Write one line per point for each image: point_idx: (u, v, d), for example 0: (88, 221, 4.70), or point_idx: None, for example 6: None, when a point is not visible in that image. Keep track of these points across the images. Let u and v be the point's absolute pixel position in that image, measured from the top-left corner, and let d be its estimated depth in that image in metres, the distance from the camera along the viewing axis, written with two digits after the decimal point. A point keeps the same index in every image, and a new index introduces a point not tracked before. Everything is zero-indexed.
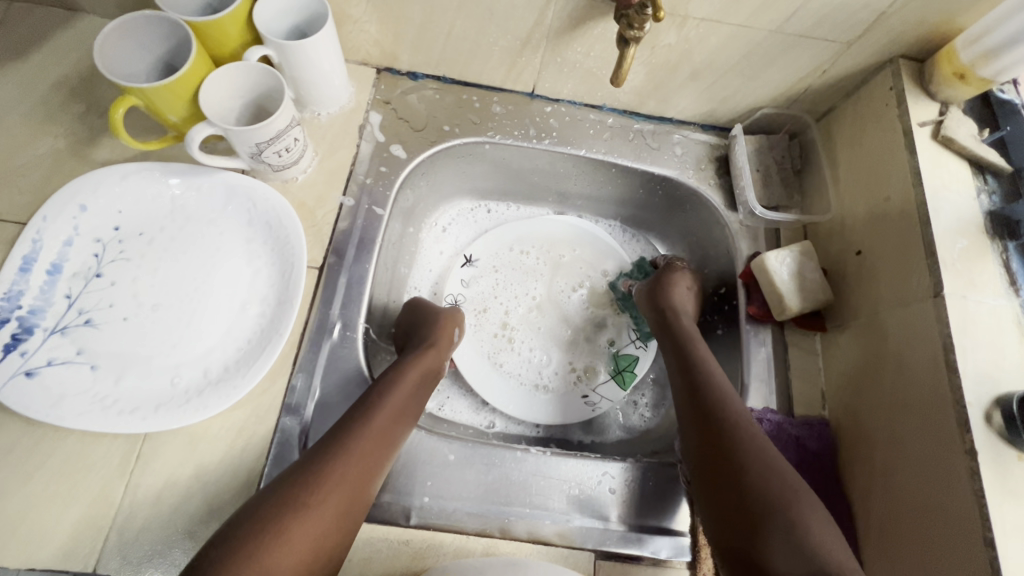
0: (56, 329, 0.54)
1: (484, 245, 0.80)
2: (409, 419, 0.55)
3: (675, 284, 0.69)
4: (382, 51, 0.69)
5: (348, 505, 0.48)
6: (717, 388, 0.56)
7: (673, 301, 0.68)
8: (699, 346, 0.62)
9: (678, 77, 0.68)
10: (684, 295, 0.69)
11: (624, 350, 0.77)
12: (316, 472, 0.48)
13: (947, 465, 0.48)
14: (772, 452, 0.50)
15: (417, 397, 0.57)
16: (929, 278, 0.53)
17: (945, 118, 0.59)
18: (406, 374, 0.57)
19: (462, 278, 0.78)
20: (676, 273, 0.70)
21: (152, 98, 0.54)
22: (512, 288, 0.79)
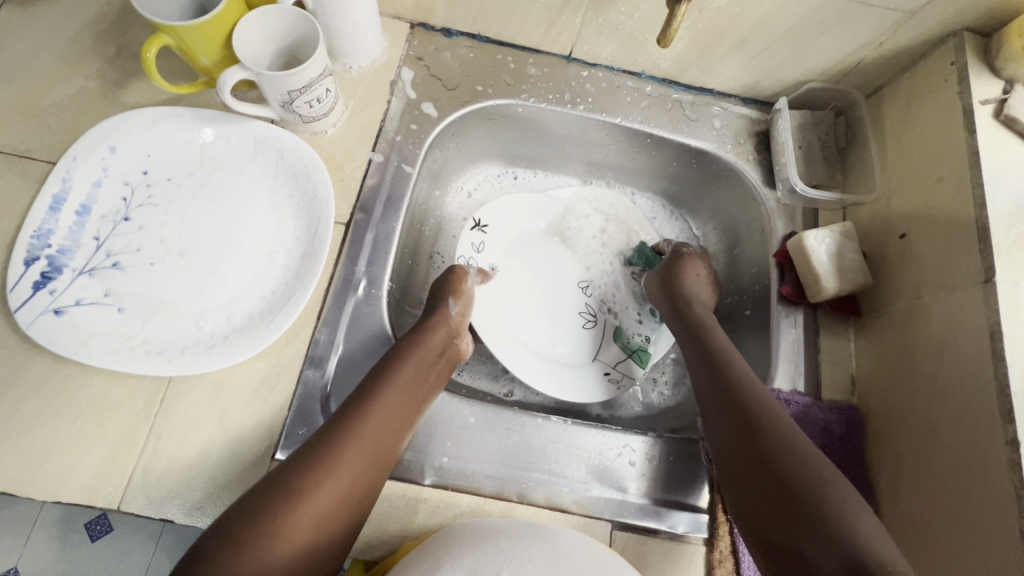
0: (84, 269, 0.54)
1: (495, 212, 0.75)
2: (421, 390, 0.54)
3: (686, 266, 0.68)
4: (418, 4, 0.67)
5: (363, 475, 0.48)
6: (738, 379, 0.54)
7: (688, 288, 0.66)
8: (717, 336, 0.60)
9: (724, 44, 0.65)
10: (698, 279, 0.67)
11: (639, 331, 0.75)
12: (330, 442, 0.48)
13: (986, 455, 0.46)
14: (799, 442, 0.49)
15: (428, 365, 0.56)
16: (980, 263, 0.51)
17: (1009, 96, 0.56)
18: (413, 344, 0.56)
19: (473, 242, 0.73)
20: (685, 257, 0.69)
21: (185, 38, 0.53)
22: (531, 260, 0.76)
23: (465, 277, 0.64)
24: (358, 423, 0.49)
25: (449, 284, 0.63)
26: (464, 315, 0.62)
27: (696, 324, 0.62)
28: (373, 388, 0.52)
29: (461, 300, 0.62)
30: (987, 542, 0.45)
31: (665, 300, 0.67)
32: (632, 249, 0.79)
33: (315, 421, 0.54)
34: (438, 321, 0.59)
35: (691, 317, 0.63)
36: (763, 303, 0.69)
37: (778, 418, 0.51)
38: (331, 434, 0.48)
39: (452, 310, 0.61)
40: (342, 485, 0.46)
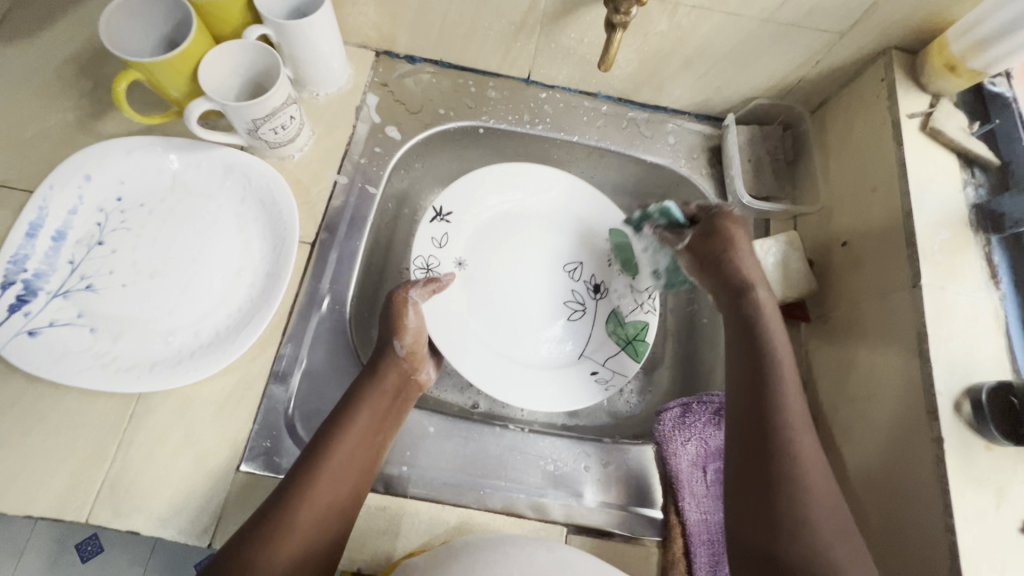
0: (59, 292, 0.57)
1: (461, 200, 0.70)
2: (377, 433, 0.54)
3: (737, 247, 0.59)
4: (380, 34, 0.71)
5: (327, 531, 0.48)
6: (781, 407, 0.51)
7: (755, 275, 0.58)
8: (777, 337, 0.55)
9: (671, 64, 0.68)
10: (751, 257, 0.59)
11: (633, 317, 0.70)
12: (290, 502, 0.48)
13: (915, 451, 0.48)
14: (814, 480, 0.48)
15: (382, 407, 0.55)
16: (909, 269, 0.53)
17: (934, 110, 0.58)
18: (366, 389, 0.55)
19: (434, 236, 0.69)
20: (737, 235, 0.59)
21: (154, 72, 0.56)
22: (505, 248, 0.72)
23: (405, 307, 0.59)
24: (312, 481, 0.49)
25: (390, 318, 0.58)
26: (415, 347, 0.59)
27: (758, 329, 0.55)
28: (326, 441, 0.51)
29: (408, 336, 0.58)
30: (921, 540, 0.46)
31: (721, 290, 0.59)
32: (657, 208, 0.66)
33: (281, 435, 0.57)
34: (389, 362, 0.57)
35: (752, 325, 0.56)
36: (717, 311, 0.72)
37: (798, 455, 0.48)
38: (290, 493, 0.48)
39: (400, 350, 0.58)
40: (303, 543, 0.47)
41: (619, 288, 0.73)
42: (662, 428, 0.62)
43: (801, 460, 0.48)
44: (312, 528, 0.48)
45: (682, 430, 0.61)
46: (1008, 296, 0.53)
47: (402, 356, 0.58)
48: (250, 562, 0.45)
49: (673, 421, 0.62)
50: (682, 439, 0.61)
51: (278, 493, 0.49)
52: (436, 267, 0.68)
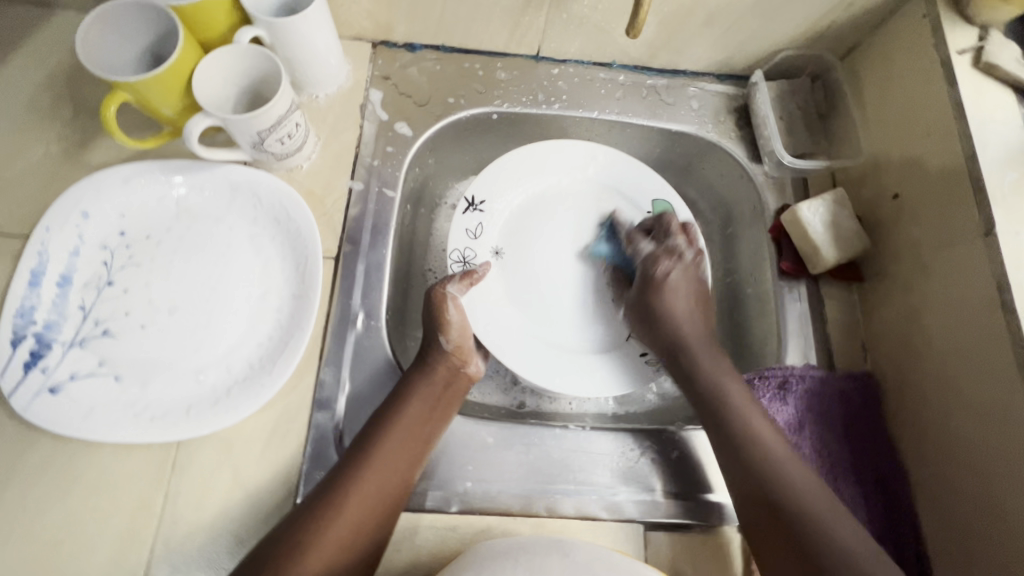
0: (74, 342, 0.53)
1: (494, 186, 0.67)
2: (426, 423, 0.54)
3: (664, 296, 0.61)
4: (377, 23, 0.66)
5: (372, 518, 0.49)
6: (732, 427, 0.53)
7: (686, 332, 0.59)
8: (733, 390, 0.55)
9: (693, 23, 0.64)
10: (682, 308, 0.60)
11: None
12: (340, 486, 0.49)
13: (1007, 409, 0.46)
14: (789, 466, 0.50)
15: (432, 399, 0.55)
16: (979, 216, 0.50)
17: (985, 43, 0.55)
18: (416, 381, 0.55)
19: (467, 228, 0.65)
20: (662, 286, 0.61)
21: (143, 91, 0.51)
22: (543, 233, 0.69)
23: (445, 303, 0.58)
24: (364, 466, 0.50)
25: (433, 315, 0.58)
26: (461, 342, 0.58)
27: (706, 383, 0.56)
28: (378, 429, 0.52)
29: (453, 331, 0.58)
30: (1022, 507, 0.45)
31: (656, 346, 0.61)
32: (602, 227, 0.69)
33: None
34: (438, 355, 0.57)
35: (696, 379, 0.57)
36: (760, 280, 0.68)
37: (768, 442, 0.51)
38: (340, 478, 0.49)
39: (445, 345, 0.58)
40: (349, 528, 0.47)
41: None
42: None
43: (761, 442, 0.51)
44: (358, 516, 0.48)
45: None
46: None
47: (449, 351, 0.58)
48: (297, 547, 0.46)
49: None
50: None
51: (329, 477, 0.50)
52: (474, 258, 0.64)
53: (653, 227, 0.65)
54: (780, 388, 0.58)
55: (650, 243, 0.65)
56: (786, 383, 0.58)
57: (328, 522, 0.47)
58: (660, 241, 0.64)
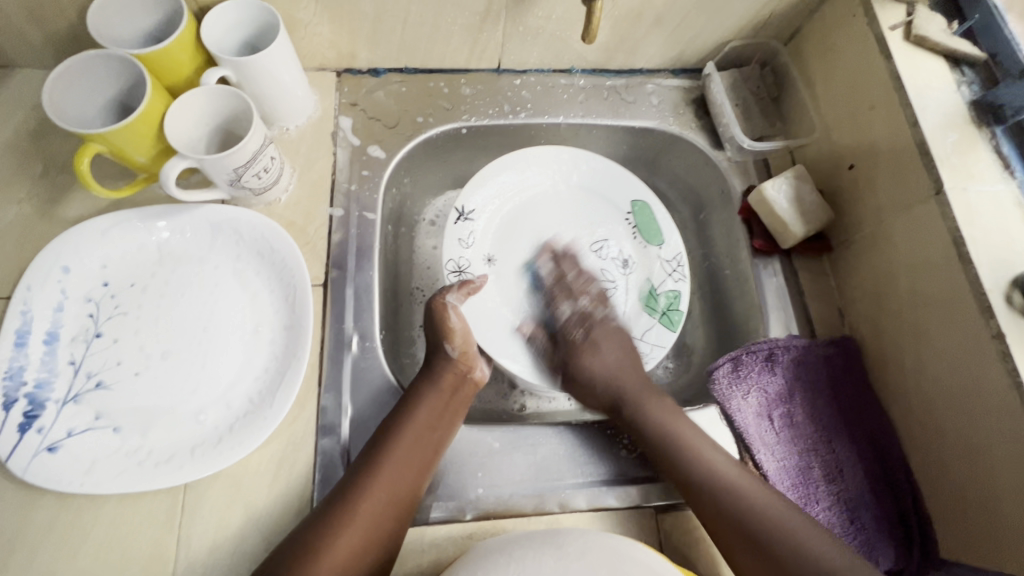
0: (68, 398, 0.52)
1: (479, 196, 0.69)
2: (434, 429, 0.55)
3: (585, 359, 0.62)
4: (340, 52, 0.67)
5: (384, 524, 0.49)
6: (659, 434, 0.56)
7: (616, 374, 0.61)
8: (653, 411, 0.58)
9: (643, 25, 0.67)
10: (609, 364, 0.62)
11: (664, 286, 0.68)
12: (353, 491, 0.50)
13: (977, 353, 0.49)
14: (723, 468, 0.53)
15: (439, 405, 0.56)
16: (928, 177, 0.54)
17: (913, 17, 0.59)
18: (424, 389, 0.57)
19: (459, 238, 0.67)
20: (585, 348, 0.63)
21: (116, 141, 0.52)
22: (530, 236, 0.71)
23: (445, 311, 0.60)
24: (376, 473, 0.51)
25: (436, 325, 0.60)
26: (466, 348, 0.60)
27: (655, 429, 0.56)
28: (387, 437, 0.53)
29: (457, 338, 0.60)
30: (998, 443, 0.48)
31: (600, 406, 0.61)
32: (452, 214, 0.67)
33: None
34: (444, 362, 0.59)
35: (643, 430, 0.57)
36: (736, 261, 0.70)
37: (701, 454, 0.54)
38: (354, 485, 0.50)
39: (451, 353, 0.59)
40: (363, 532, 0.48)
41: (646, 261, 0.70)
42: (717, 388, 0.60)
43: (700, 457, 0.54)
44: (370, 519, 0.49)
45: (739, 385, 0.60)
46: None
47: (455, 358, 0.59)
48: (312, 553, 0.46)
49: (728, 377, 0.60)
50: (741, 393, 0.59)
51: (341, 486, 0.50)
52: (468, 267, 0.66)
53: (564, 280, 0.68)
54: (767, 360, 0.60)
55: (572, 301, 0.67)
56: (772, 355, 0.60)
57: (342, 528, 0.48)
58: (577, 300, 0.67)
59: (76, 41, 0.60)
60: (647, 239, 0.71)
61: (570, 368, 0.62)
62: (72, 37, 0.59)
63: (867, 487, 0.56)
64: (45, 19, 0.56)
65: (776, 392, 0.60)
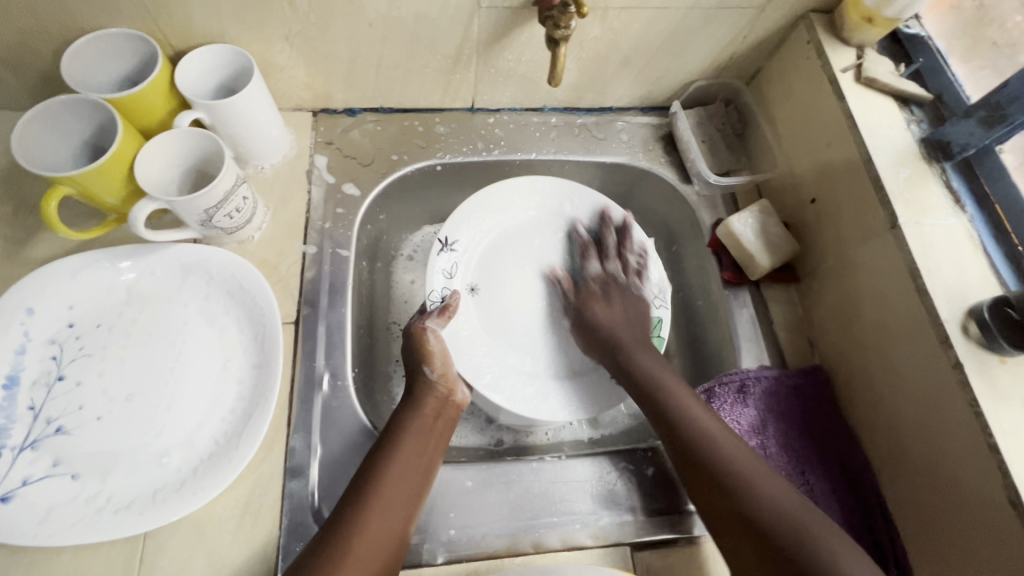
0: (26, 445, 0.50)
1: (461, 226, 0.67)
2: (423, 456, 0.54)
3: (592, 307, 0.65)
4: (315, 93, 0.69)
5: (378, 561, 0.47)
6: (657, 394, 0.57)
7: (625, 322, 0.64)
8: (641, 360, 0.60)
9: (609, 66, 0.69)
10: (616, 314, 0.65)
11: (646, 311, 0.67)
12: (338, 534, 0.47)
13: (939, 381, 0.50)
14: (708, 425, 0.54)
15: (425, 432, 0.55)
16: (884, 211, 0.56)
17: (863, 61, 0.62)
18: (406, 421, 0.56)
19: (443, 269, 0.65)
20: (596, 299, 0.66)
21: (85, 184, 0.52)
22: (511, 266, 0.68)
23: (425, 335, 0.59)
24: (364, 506, 0.49)
25: (415, 353, 0.59)
26: (446, 372, 0.59)
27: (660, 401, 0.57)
28: (377, 471, 0.52)
29: (437, 360, 0.59)
30: (966, 471, 0.48)
31: (597, 347, 0.63)
32: (210, 266, 0.60)
33: (311, 530, 0.52)
34: (423, 387, 0.58)
35: (634, 376, 0.59)
36: (707, 292, 0.72)
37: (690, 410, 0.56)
38: (337, 529, 0.48)
39: (430, 375, 0.58)
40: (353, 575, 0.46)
41: (628, 283, 0.68)
42: None
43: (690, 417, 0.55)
44: (360, 562, 0.46)
45: None
46: (975, 216, 0.56)
47: (434, 381, 0.58)
48: None
49: None
50: None
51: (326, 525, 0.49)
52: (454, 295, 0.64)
53: (597, 245, 0.69)
54: (739, 392, 0.61)
55: (602, 261, 0.69)
56: (744, 387, 0.61)
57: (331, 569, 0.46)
58: (607, 262, 0.69)
59: (51, 83, 0.60)
60: (629, 262, 0.69)
61: (583, 312, 0.65)
62: (45, 79, 0.60)
63: (844, 519, 0.56)
64: (19, 63, 0.57)
65: (750, 424, 0.60)
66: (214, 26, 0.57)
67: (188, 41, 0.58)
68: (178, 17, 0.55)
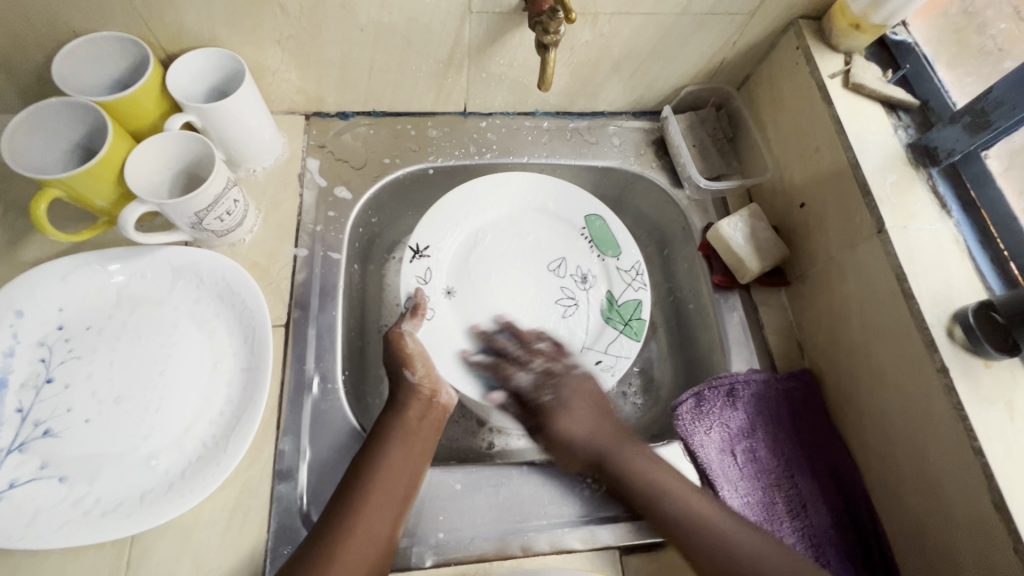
0: (13, 447, 0.50)
1: (437, 233, 0.68)
2: (410, 459, 0.54)
3: (556, 423, 0.58)
4: (307, 96, 0.69)
5: (366, 565, 0.47)
6: (666, 502, 0.53)
7: (593, 432, 0.58)
8: (628, 460, 0.56)
9: (600, 71, 0.70)
10: (585, 423, 0.59)
11: (625, 297, 0.68)
12: (326, 538, 0.48)
13: (924, 384, 0.51)
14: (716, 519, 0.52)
15: (412, 435, 0.55)
16: (871, 216, 0.56)
17: (851, 66, 0.63)
18: (394, 423, 0.56)
19: (417, 274, 0.66)
20: (556, 411, 0.59)
21: (75, 186, 0.52)
22: (488, 268, 0.69)
23: (402, 339, 0.60)
24: (352, 509, 0.49)
25: (395, 355, 0.59)
26: (429, 373, 0.59)
27: (636, 479, 0.55)
28: (365, 473, 0.52)
29: (417, 363, 0.59)
30: (950, 475, 0.48)
31: (580, 466, 0.58)
32: (201, 270, 0.60)
33: (300, 533, 0.52)
34: (409, 388, 0.58)
35: (623, 481, 0.56)
36: (698, 295, 0.72)
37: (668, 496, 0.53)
38: (326, 533, 0.48)
39: (412, 379, 0.58)
40: None
41: (605, 273, 0.70)
42: (680, 423, 0.60)
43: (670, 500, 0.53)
44: (347, 566, 0.46)
45: (702, 420, 0.60)
46: (961, 221, 0.56)
47: (417, 384, 0.58)
48: None
49: (690, 413, 0.60)
50: (704, 428, 0.60)
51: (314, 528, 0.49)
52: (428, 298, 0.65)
53: (506, 354, 0.64)
54: (728, 396, 0.61)
55: (525, 369, 0.63)
56: (733, 390, 0.61)
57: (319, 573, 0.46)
58: (531, 365, 0.63)
59: (43, 86, 0.60)
60: (604, 252, 0.70)
61: (545, 429, 0.59)
62: (38, 82, 0.60)
63: (831, 522, 0.56)
64: (12, 66, 0.57)
65: (739, 427, 0.60)
66: (206, 30, 0.57)
67: (180, 45, 0.58)
68: (170, 21, 0.55)
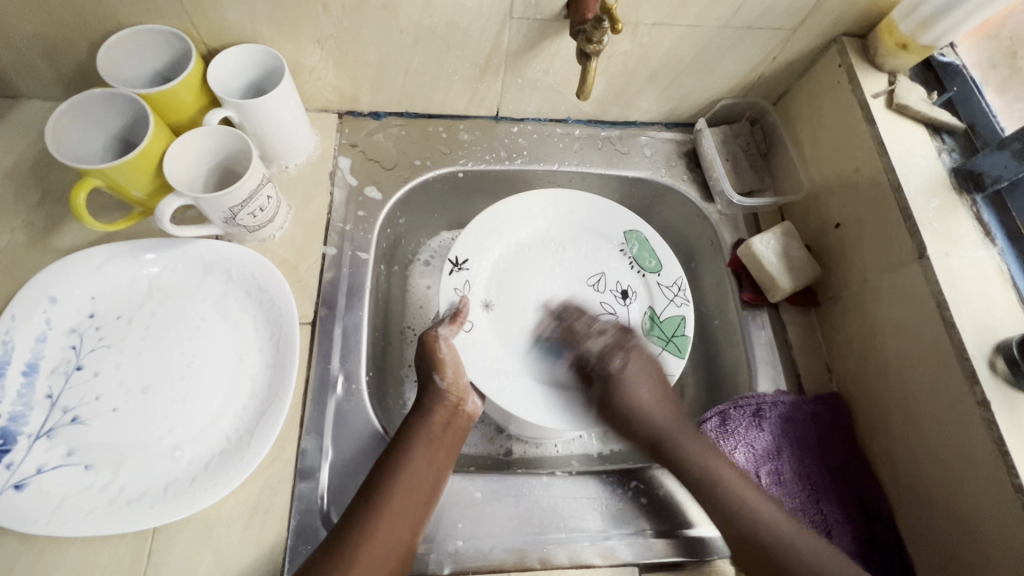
0: (42, 433, 0.51)
1: (477, 245, 0.67)
2: (432, 465, 0.54)
3: (630, 387, 0.61)
4: (342, 95, 0.69)
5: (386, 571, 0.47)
6: (708, 478, 0.55)
7: (655, 406, 0.60)
8: (687, 446, 0.58)
9: (636, 81, 0.69)
10: (650, 390, 0.61)
11: (668, 313, 0.66)
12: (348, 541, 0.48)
13: (960, 416, 0.50)
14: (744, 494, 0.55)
15: (434, 442, 0.55)
16: (912, 240, 0.55)
17: (895, 87, 0.61)
18: (416, 427, 0.56)
19: (455, 288, 0.64)
20: (621, 378, 0.61)
21: (114, 176, 0.52)
22: (525, 284, 0.68)
23: (437, 344, 0.58)
24: (374, 513, 0.49)
25: (425, 360, 0.59)
26: (457, 380, 0.58)
27: (693, 465, 0.57)
28: (386, 477, 0.52)
29: (447, 369, 0.58)
30: (988, 509, 0.47)
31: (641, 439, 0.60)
32: (232, 263, 0.60)
33: (319, 535, 0.52)
34: (435, 396, 0.58)
35: (674, 458, 0.58)
36: (725, 311, 0.71)
37: (765, 517, 0.53)
38: (347, 537, 0.48)
39: (441, 384, 0.58)
40: None
41: (645, 287, 0.68)
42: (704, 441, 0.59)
43: (759, 514, 0.53)
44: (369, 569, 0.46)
45: (726, 439, 0.59)
46: (1004, 250, 0.55)
47: (445, 390, 0.58)
48: None
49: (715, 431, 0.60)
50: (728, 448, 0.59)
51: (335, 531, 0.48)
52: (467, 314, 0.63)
53: (574, 326, 0.65)
54: (754, 416, 0.60)
55: (596, 336, 0.65)
56: (759, 411, 0.60)
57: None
58: (597, 339, 0.64)
59: (84, 74, 0.61)
60: (644, 267, 0.68)
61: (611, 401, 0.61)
62: (79, 70, 0.61)
63: (855, 551, 0.55)
64: (56, 54, 0.58)
65: (764, 449, 0.59)
66: (248, 27, 0.57)
67: (221, 40, 0.58)
68: (213, 18, 0.56)
